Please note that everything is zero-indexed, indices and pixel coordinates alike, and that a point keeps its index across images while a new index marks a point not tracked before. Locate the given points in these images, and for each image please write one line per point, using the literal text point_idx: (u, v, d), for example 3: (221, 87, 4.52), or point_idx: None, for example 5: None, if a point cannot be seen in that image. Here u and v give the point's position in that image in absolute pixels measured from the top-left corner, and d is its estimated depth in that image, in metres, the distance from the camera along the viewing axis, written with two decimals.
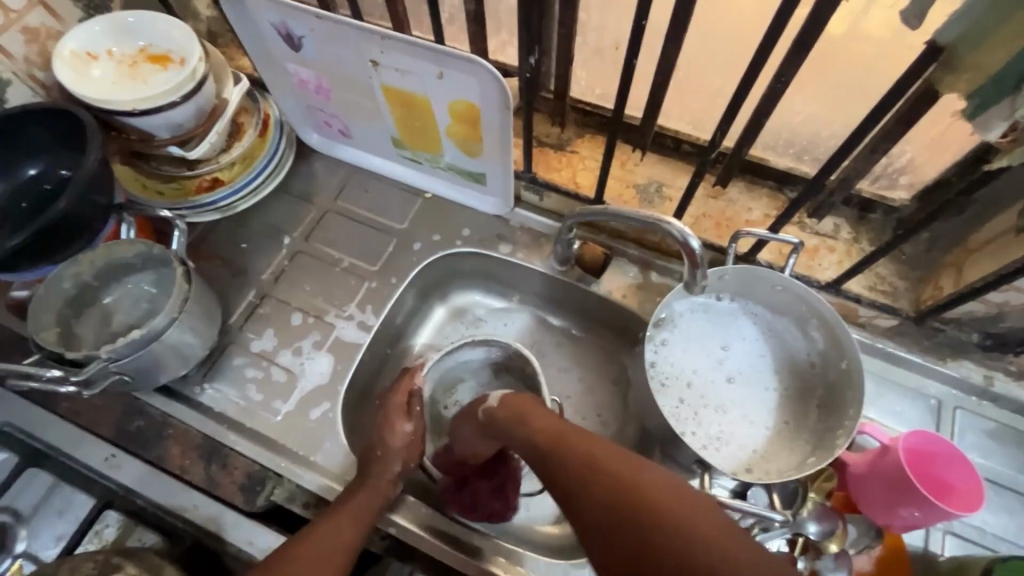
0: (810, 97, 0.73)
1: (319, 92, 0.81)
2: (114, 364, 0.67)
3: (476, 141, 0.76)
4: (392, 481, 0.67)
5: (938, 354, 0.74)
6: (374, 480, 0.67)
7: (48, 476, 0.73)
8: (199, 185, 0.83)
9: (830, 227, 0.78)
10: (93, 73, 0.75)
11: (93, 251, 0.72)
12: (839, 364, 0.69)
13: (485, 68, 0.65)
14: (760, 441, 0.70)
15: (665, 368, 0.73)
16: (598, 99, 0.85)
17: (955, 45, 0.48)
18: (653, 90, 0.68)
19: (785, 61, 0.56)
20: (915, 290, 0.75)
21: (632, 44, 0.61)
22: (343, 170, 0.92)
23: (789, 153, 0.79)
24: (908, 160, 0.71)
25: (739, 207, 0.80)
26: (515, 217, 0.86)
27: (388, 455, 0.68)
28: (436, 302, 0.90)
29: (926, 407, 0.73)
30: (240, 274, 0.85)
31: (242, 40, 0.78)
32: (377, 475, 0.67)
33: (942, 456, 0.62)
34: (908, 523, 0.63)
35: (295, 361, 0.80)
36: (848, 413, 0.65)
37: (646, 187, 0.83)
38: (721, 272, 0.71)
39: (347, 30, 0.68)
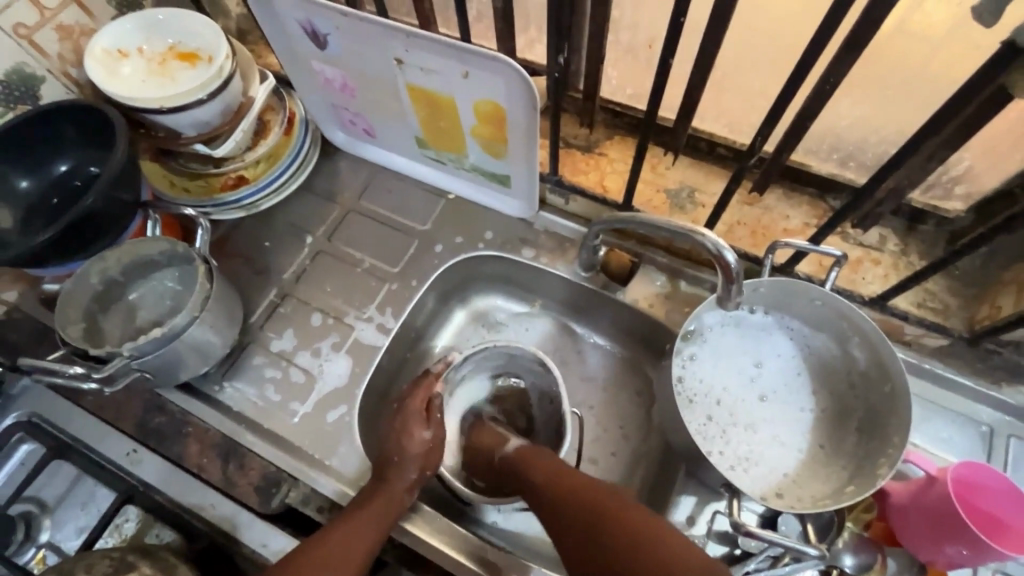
0: (859, 100, 0.68)
1: (344, 90, 0.80)
2: (137, 361, 0.68)
3: (501, 142, 0.74)
4: (407, 489, 0.66)
5: (991, 378, 0.68)
6: (390, 487, 0.65)
7: (72, 468, 0.74)
8: (225, 183, 0.83)
9: (876, 238, 0.73)
10: (124, 71, 0.75)
11: (119, 248, 0.73)
12: (883, 386, 0.65)
13: (511, 67, 0.63)
14: (791, 464, 0.66)
15: (694, 384, 0.69)
16: (629, 100, 0.82)
17: None
18: (688, 91, 0.65)
19: (834, 62, 0.52)
20: (968, 309, 0.70)
21: (668, 43, 0.58)
22: (367, 169, 0.91)
23: (833, 158, 0.74)
24: (965, 168, 0.66)
25: (776, 215, 0.76)
26: (539, 220, 0.83)
27: (405, 460, 0.67)
28: (456, 306, 0.88)
29: (976, 436, 0.68)
30: (262, 272, 0.85)
31: (269, 38, 0.77)
32: (395, 481, 0.65)
33: (998, 493, 0.57)
34: (954, 561, 0.59)
35: (313, 362, 0.79)
36: (893, 440, 0.61)
37: (677, 192, 0.80)
38: (755, 285, 0.66)
39: (372, 28, 0.67)
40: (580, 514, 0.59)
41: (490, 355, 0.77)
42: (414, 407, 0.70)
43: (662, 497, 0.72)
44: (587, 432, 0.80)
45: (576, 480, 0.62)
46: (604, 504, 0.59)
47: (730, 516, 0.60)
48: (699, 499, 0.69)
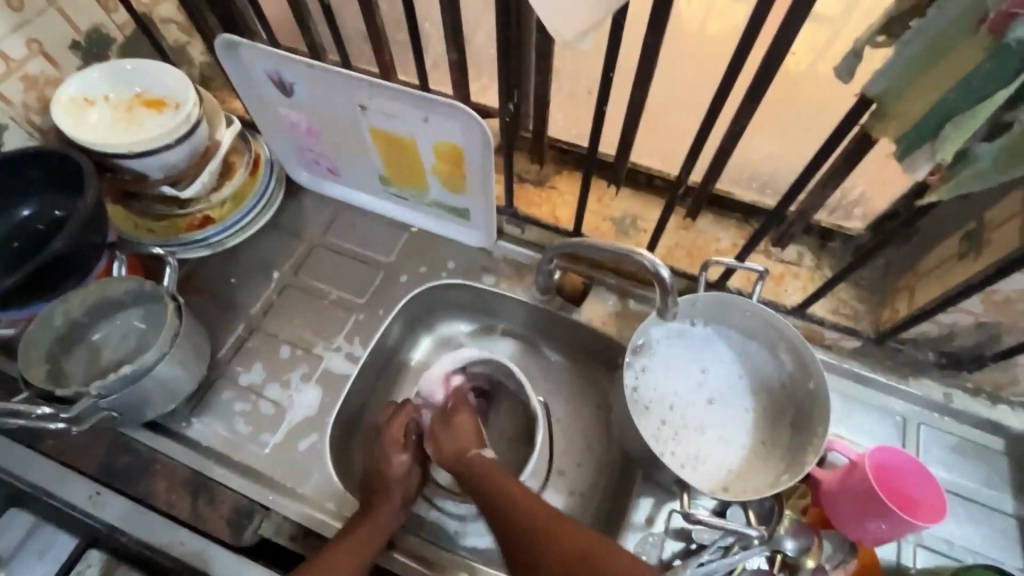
0: (766, 138, 0.81)
1: (309, 133, 0.85)
2: (104, 400, 0.68)
3: (459, 178, 0.81)
4: (392, 511, 0.69)
5: (898, 372, 0.78)
6: (377, 514, 0.68)
7: (28, 517, 0.75)
8: (190, 224, 0.85)
9: (794, 255, 0.83)
10: (90, 118, 0.78)
11: (85, 289, 0.74)
12: (807, 385, 0.73)
13: (467, 113, 0.70)
14: (736, 460, 0.73)
15: (646, 393, 0.76)
16: (574, 138, 0.90)
17: (882, 97, 0.47)
18: (624, 131, 0.73)
19: (740, 106, 0.61)
20: (874, 313, 0.80)
21: (603, 92, 0.66)
22: (332, 206, 0.95)
23: (753, 187, 0.83)
24: (859, 192, 0.78)
25: (709, 237, 0.85)
26: (498, 249, 0.89)
27: (388, 487, 0.70)
28: (422, 332, 0.92)
29: (891, 424, 0.77)
30: (229, 308, 0.87)
31: (236, 87, 0.81)
32: (381, 508, 0.68)
33: (906, 471, 0.66)
34: (878, 536, 0.66)
35: (283, 394, 0.81)
36: (818, 430, 0.69)
37: (621, 220, 0.88)
38: (693, 299, 0.74)
39: (337, 78, 0.73)
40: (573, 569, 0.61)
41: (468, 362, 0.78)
42: (392, 434, 0.74)
43: (623, 501, 0.78)
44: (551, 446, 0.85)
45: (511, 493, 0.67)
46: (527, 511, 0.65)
47: (681, 510, 0.66)
48: (655, 499, 0.74)
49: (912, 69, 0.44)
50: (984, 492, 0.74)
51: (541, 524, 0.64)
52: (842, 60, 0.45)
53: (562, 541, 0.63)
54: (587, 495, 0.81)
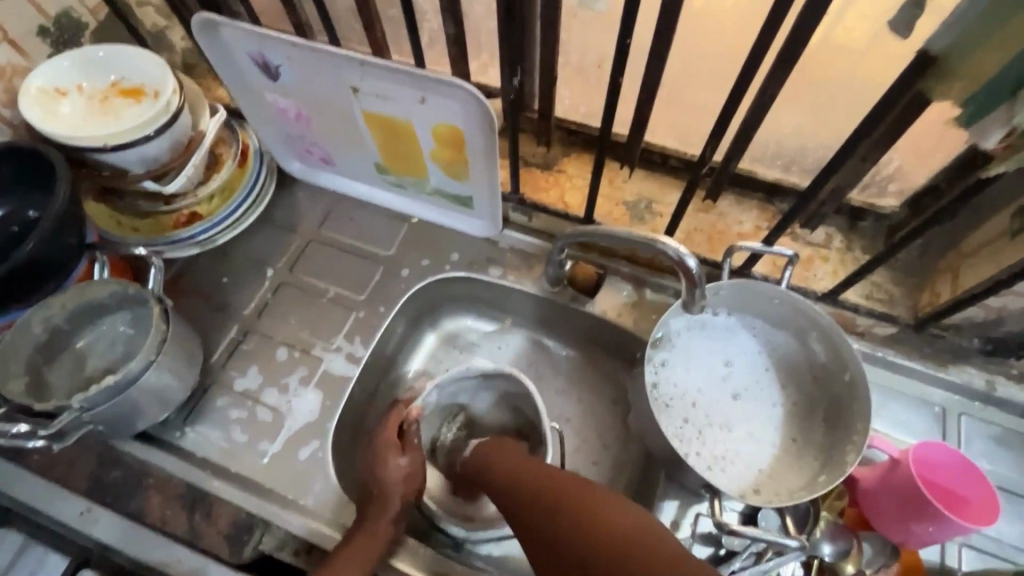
0: (796, 112, 0.72)
1: (299, 120, 0.80)
2: (88, 413, 0.64)
3: (461, 163, 0.75)
4: (392, 521, 0.65)
5: (938, 360, 0.73)
6: (373, 523, 0.64)
7: (16, 536, 0.70)
8: (176, 221, 0.80)
9: (822, 237, 0.77)
10: (63, 110, 0.73)
11: (65, 294, 0.69)
12: (842, 376, 0.68)
13: (468, 91, 0.64)
14: (766, 459, 0.68)
15: (668, 388, 0.71)
16: (584, 118, 0.84)
17: (945, 54, 0.41)
18: (639, 107, 0.67)
19: (771, 74, 0.55)
20: (911, 297, 0.74)
21: (617, 63, 0.60)
22: (327, 198, 0.90)
23: (777, 165, 0.78)
24: (895, 167, 0.70)
25: (729, 220, 0.80)
26: (504, 239, 0.84)
27: (384, 492, 0.66)
28: (427, 329, 0.87)
29: (930, 416, 0.72)
30: (222, 309, 0.82)
31: (218, 71, 0.76)
32: (377, 517, 0.65)
33: (954, 468, 0.61)
34: (923, 538, 0.61)
35: (281, 400, 0.76)
36: (856, 427, 0.64)
37: (635, 204, 0.82)
38: (717, 288, 0.69)
39: (325, 57, 0.67)
40: (586, 536, 0.51)
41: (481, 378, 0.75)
42: (386, 436, 0.70)
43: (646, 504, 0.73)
44: (567, 447, 0.80)
45: (537, 475, 0.58)
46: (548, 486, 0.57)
47: (714, 517, 0.61)
48: (681, 502, 0.69)
49: None
50: None
51: (568, 507, 0.54)
52: None
53: (581, 505, 0.54)
54: None
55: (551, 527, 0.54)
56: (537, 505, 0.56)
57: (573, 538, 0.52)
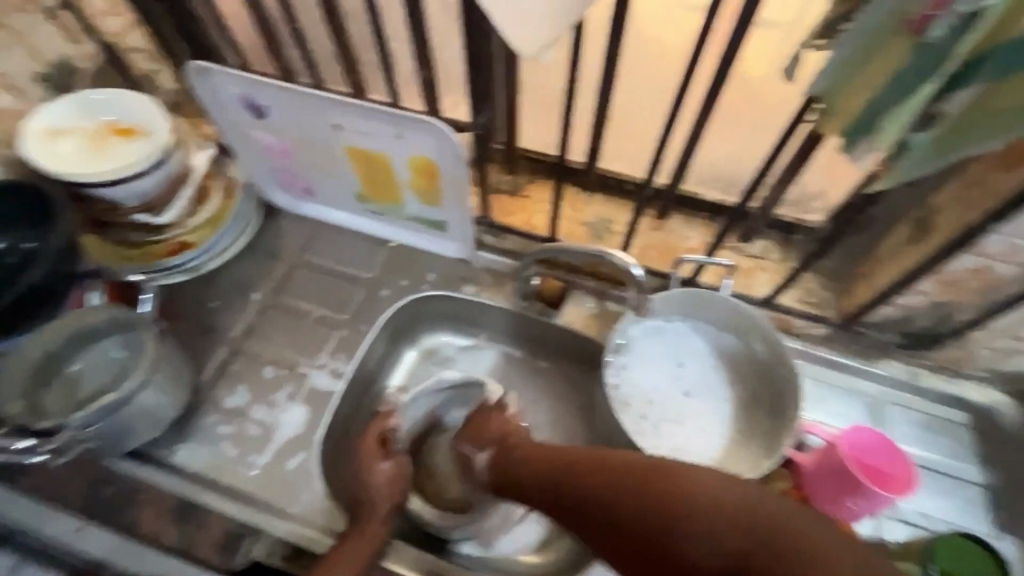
0: (724, 140, 0.84)
1: (284, 154, 0.86)
2: (86, 431, 0.67)
3: (435, 191, 0.82)
4: (382, 522, 0.70)
5: (866, 355, 0.82)
6: (364, 528, 0.69)
7: (9, 556, 0.74)
8: (166, 250, 0.85)
9: (760, 249, 0.86)
10: (61, 149, 0.78)
11: (61, 320, 0.73)
12: (779, 371, 0.76)
13: (440, 127, 0.72)
14: (717, 449, 0.75)
15: (629, 388, 0.78)
16: (543, 147, 0.92)
17: (824, 94, 0.50)
18: (591, 139, 0.76)
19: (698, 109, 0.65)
20: (839, 300, 0.84)
21: (568, 102, 0.69)
22: (310, 226, 0.96)
23: (718, 187, 0.87)
24: (816, 187, 0.82)
25: (679, 236, 0.89)
26: (477, 260, 0.91)
27: (372, 498, 0.71)
28: (407, 346, 0.93)
29: (862, 406, 0.80)
30: (210, 332, 0.87)
31: (209, 111, 0.82)
32: (368, 522, 0.69)
33: (877, 447, 0.69)
34: (855, 512, 0.69)
35: (269, 415, 0.80)
36: (790, 414, 0.72)
37: (595, 224, 0.91)
38: (667, 296, 0.77)
39: (310, 99, 0.75)
40: (623, 480, 0.56)
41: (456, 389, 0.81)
42: (367, 444, 0.75)
43: None
44: None
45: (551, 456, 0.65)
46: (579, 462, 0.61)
47: None
48: None
49: (850, 65, 0.47)
50: (952, 465, 0.77)
51: (595, 473, 0.59)
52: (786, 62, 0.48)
53: (607, 467, 0.58)
54: None
55: (594, 494, 0.57)
56: (585, 479, 0.59)
57: (632, 505, 0.54)
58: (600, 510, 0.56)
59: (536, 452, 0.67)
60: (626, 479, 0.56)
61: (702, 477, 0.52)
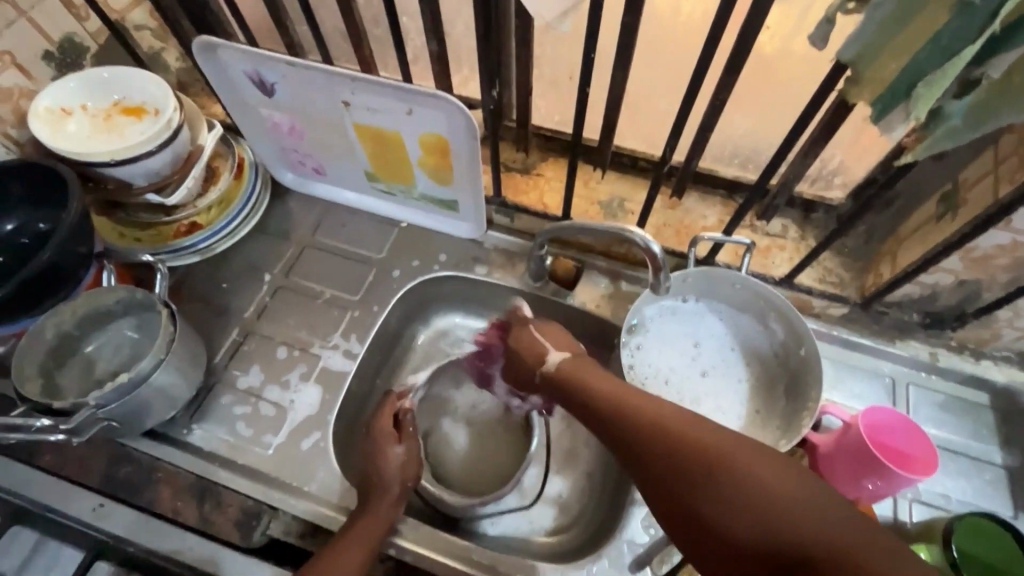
0: (747, 115, 0.82)
1: (293, 133, 0.85)
2: (103, 410, 0.68)
3: (447, 170, 0.81)
4: (391, 504, 0.70)
5: (886, 336, 0.80)
6: (374, 506, 0.69)
7: (33, 533, 0.74)
8: (177, 230, 0.85)
9: (779, 227, 0.85)
10: (69, 128, 0.77)
11: (75, 301, 0.73)
12: (797, 352, 0.75)
13: (452, 103, 0.70)
14: (733, 429, 0.75)
15: (644, 369, 0.77)
16: (557, 125, 0.90)
17: (855, 62, 0.48)
18: (607, 113, 0.74)
19: (719, 81, 0.62)
20: (859, 279, 0.82)
21: (584, 75, 0.66)
22: (319, 206, 0.95)
23: (734, 163, 0.85)
24: (838, 162, 0.80)
25: (695, 215, 0.87)
26: (488, 239, 0.90)
27: (385, 478, 0.71)
28: (418, 326, 0.92)
29: (882, 386, 0.79)
30: (222, 313, 0.87)
31: (215, 88, 0.81)
32: (378, 500, 0.69)
33: (898, 428, 0.68)
34: (875, 493, 0.68)
35: (283, 396, 0.80)
36: (811, 395, 0.70)
37: (609, 203, 0.89)
38: (684, 275, 0.75)
39: (319, 75, 0.73)
40: (666, 447, 0.51)
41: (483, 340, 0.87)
42: (383, 426, 0.75)
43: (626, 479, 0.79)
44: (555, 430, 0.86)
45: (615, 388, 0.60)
46: (644, 409, 0.55)
47: None
48: None
49: (885, 30, 0.44)
50: (972, 446, 0.76)
51: (643, 420, 0.54)
52: (817, 28, 0.46)
53: (658, 432, 0.52)
54: (593, 476, 0.83)
55: (624, 432, 0.55)
56: (636, 430, 0.54)
57: (638, 437, 0.54)
58: (649, 469, 0.51)
59: (603, 377, 0.62)
60: (679, 439, 0.51)
61: (769, 481, 0.46)
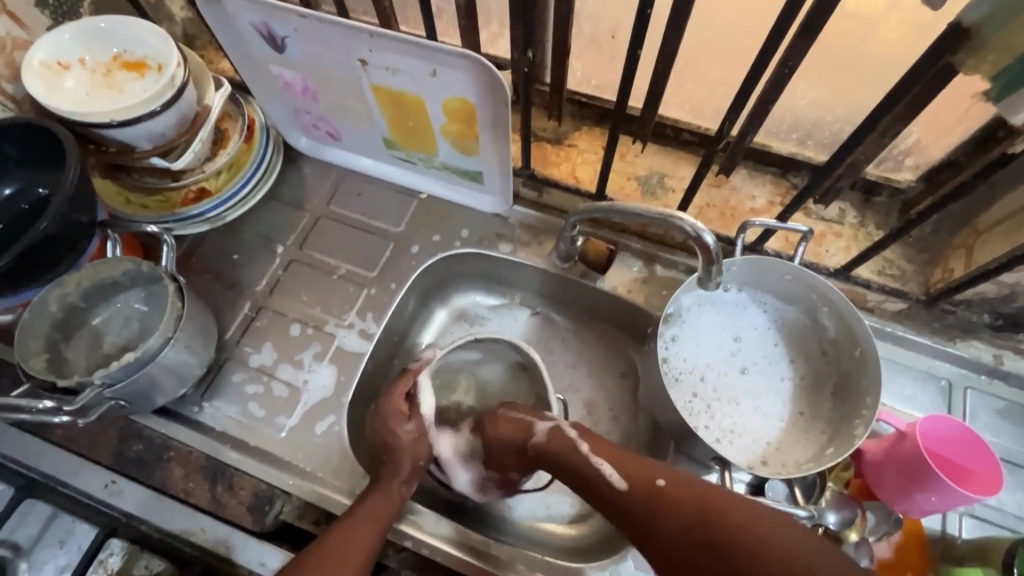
0: (814, 83, 0.70)
1: (305, 94, 0.78)
2: (109, 390, 0.65)
3: (472, 139, 0.74)
4: (403, 482, 0.67)
5: (946, 335, 0.73)
6: (385, 483, 0.66)
7: (46, 505, 0.70)
8: (185, 197, 0.79)
9: (836, 212, 0.77)
10: (66, 85, 0.71)
11: (78, 272, 0.69)
12: (853, 352, 0.68)
13: (481, 65, 0.63)
14: (774, 432, 0.69)
15: (679, 363, 0.72)
16: (595, 90, 0.82)
17: (981, 24, 0.45)
18: (654, 80, 0.66)
19: (793, 45, 0.54)
20: (923, 273, 0.74)
21: (636, 35, 0.58)
22: (334, 173, 0.89)
23: (792, 138, 0.77)
24: (913, 141, 0.69)
25: (742, 195, 0.79)
26: (514, 214, 0.83)
27: (396, 456, 0.68)
28: (437, 305, 0.88)
29: (937, 390, 0.73)
30: (233, 286, 0.82)
31: (221, 42, 0.74)
32: (389, 477, 0.67)
33: (958, 441, 0.62)
34: (925, 507, 0.63)
35: (296, 376, 0.77)
36: (866, 401, 0.65)
37: (647, 178, 0.82)
38: (730, 265, 0.69)
39: (333, 29, 0.65)
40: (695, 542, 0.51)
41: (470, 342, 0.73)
42: (391, 404, 0.71)
43: None
44: (576, 419, 0.81)
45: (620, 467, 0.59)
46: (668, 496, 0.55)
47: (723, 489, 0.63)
48: (689, 474, 0.71)
49: None
50: None
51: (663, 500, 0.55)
52: None
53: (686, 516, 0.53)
54: None
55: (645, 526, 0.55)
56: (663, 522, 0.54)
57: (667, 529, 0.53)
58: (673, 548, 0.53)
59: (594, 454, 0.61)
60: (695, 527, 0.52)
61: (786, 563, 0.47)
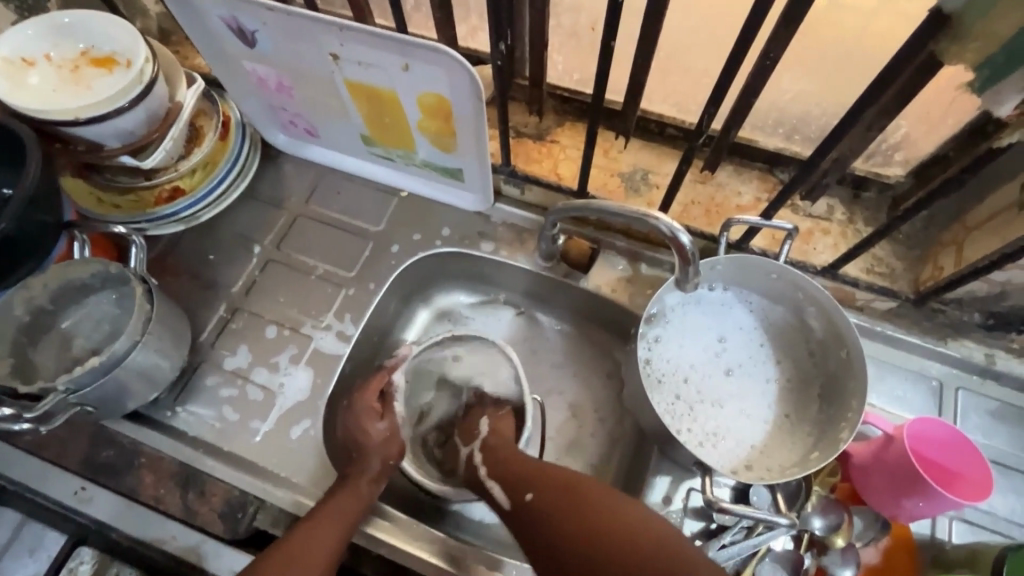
0: (799, 75, 0.69)
1: (280, 90, 0.76)
2: (74, 395, 0.63)
3: (450, 135, 0.72)
4: (371, 481, 0.65)
5: (937, 334, 0.71)
6: (354, 480, 0.64)
7: (14, 514, 0.72)
8: (159, 196, 0.77)
9: (824, 209, 0.75)
10: (30, 81, 0.69)
11: (44, 274, 0.67)
12: (839, 353, 0.67)
13: (454, 58, 0.61)
14: (759, 436, 0.68)
15: (662, 364, 0.70)
16: (577, 84, 0.80)
17: (964, 11, 0.43)
18: (633, 73, 0.64)
19: (772, 35, 0.52)
20: (912, 271, 0.73)
21: (610, 27, 0.56)
22: (313, 171, 0.87)
23: (778, 133, 0.75)
24: (902, 135, 0.68)
25: (728, 191, 0.77)
26: (496, 213, 0.82)
27: (364, 455, 0.67)
28: (419, 305, 0.86)
29: (928, 390, 0.71)
30: (209, 287, 0.81)
31: (191, 37, 0.72)
32: (359, 474, 0.65)
33: (949, 444, 0.60)
34: (913, 513, 0.61)
35: (272, 378, 0.75)
36: (851, 404, 0.63)
37: (631, 175, 0.80)
38: (713, 263, 0.67)
39: (302, 22, 0.63)
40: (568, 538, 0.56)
41: (448, 339, 0.74)
42: (367, 400, 0.70)
43: (637, 477, 0.73)
44: (560, 421, 0.80)
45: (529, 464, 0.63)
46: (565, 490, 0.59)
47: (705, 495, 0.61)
48: (672, 478, 0.69)
49: None
50: None
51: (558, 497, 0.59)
52: None
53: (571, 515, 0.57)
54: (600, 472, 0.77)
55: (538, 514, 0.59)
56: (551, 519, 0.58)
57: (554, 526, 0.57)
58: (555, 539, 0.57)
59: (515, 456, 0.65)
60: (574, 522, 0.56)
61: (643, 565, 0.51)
